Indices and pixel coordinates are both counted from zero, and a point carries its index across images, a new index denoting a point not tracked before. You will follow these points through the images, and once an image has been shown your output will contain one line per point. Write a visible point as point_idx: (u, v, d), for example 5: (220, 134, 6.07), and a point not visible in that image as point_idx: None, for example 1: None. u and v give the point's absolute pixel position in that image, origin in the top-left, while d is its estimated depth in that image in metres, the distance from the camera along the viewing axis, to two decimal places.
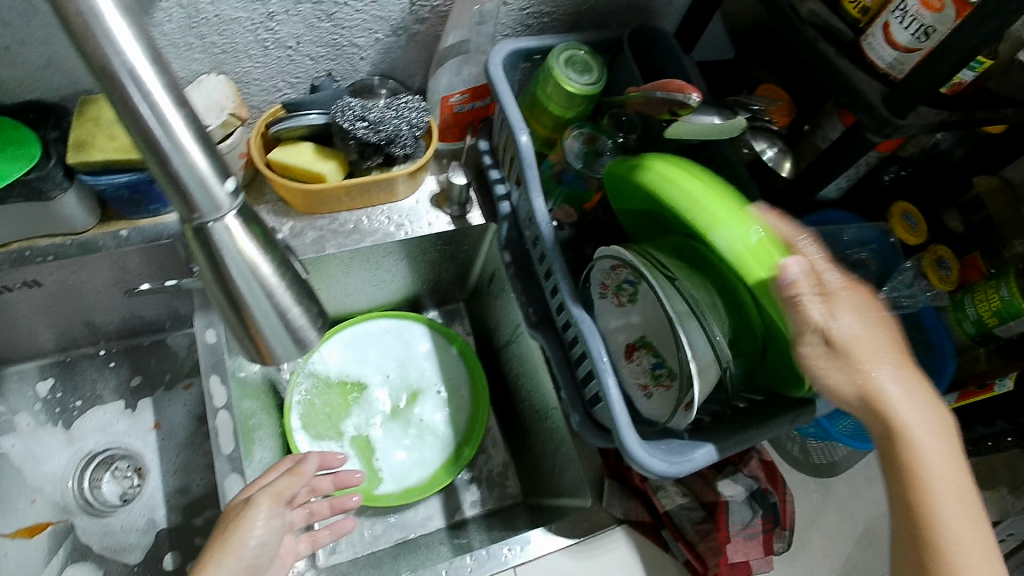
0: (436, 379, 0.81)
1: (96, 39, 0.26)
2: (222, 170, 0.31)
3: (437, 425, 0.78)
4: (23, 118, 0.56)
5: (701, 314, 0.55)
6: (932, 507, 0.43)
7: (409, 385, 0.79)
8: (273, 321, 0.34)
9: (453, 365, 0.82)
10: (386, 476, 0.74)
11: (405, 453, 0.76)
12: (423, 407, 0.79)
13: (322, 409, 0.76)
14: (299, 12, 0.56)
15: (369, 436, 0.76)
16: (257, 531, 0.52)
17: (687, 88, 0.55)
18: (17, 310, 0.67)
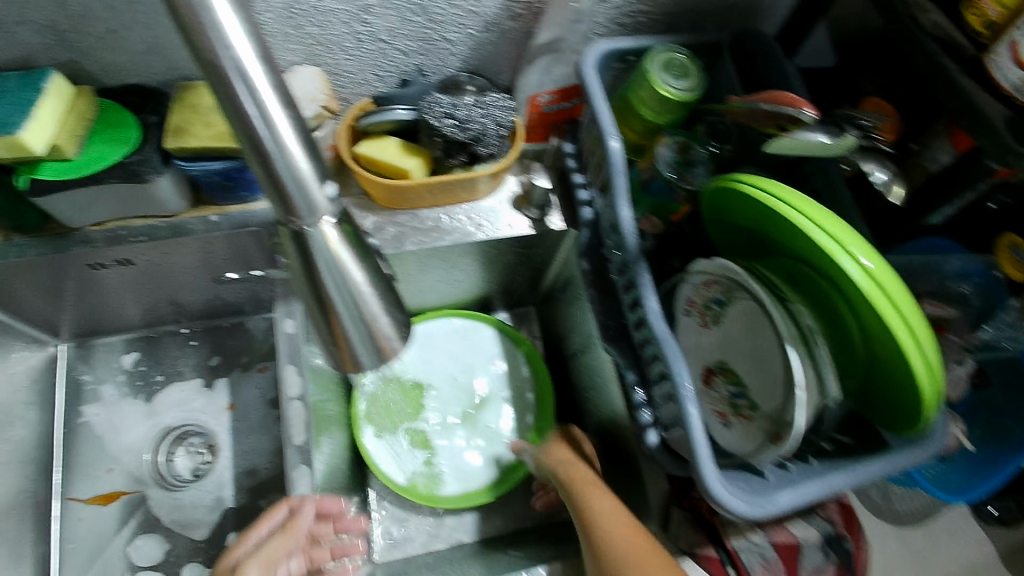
0: (503, 383, 0.79)
1: (205, 32, 0.26)
2: (322, 172, 0.30)
3: (501, 430, 0.77)
4: (125, 101, 0.58)
5: (812, 342, 0.52)
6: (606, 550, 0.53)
7: (475, 387, 0.78)
8: (361, 329, 0.34)
9: (520, 369, 0.80)
10: (450, 477, 0.74)
11: (468, 456, 0.75)
12: (489, 410, 0.77)
13: (389, 405, 0.76)
14: (393, 6, 0.55)
15: (433, 435, 0.75)
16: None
17: (799, 102, 0.51)
18: (110, 285, 0.69)
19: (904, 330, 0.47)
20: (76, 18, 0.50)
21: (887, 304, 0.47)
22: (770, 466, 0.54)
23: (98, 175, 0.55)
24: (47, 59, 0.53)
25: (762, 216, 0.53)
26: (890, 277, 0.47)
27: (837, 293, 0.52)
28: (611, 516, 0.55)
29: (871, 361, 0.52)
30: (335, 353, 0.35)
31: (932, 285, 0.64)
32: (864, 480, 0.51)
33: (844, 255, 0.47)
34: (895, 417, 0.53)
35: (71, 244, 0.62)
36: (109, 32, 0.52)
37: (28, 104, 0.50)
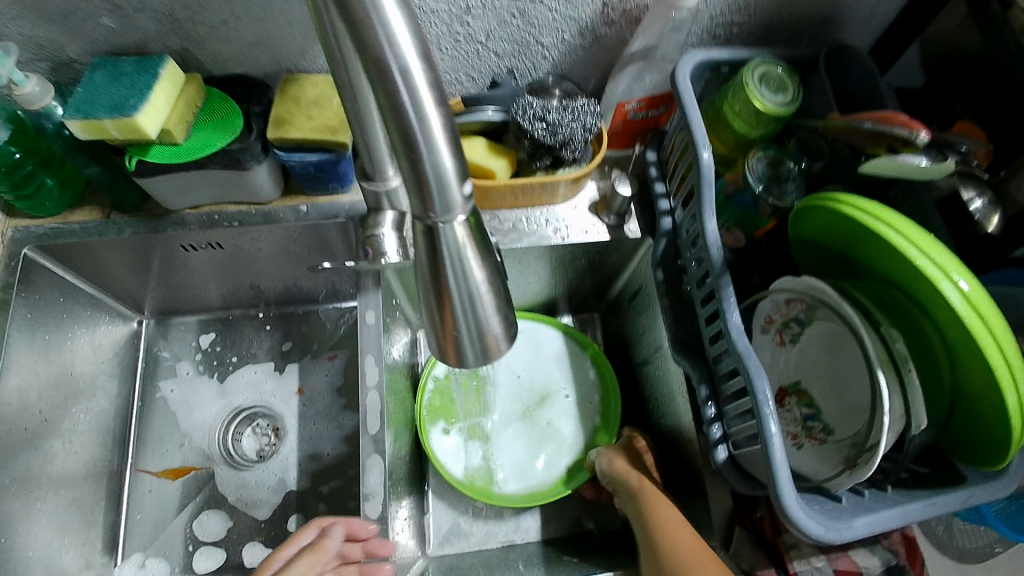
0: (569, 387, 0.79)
1: (361, 22, 0.26)
2: (462, 171, 0.30)
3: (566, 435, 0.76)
4: (230, 90, 0.60)
5: (903, 368, 0.50)
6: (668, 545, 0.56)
7: (542, 389, 0.79)
8: (474, 329, 0.33)
9: (589, 375, 0.80)
10: (509, 478, 0.74)
11: (531, 458, 0.75)
12: (556, 415, 0.77)
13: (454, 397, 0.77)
14: (495, 8, 0.56)
15: (498, 435, 0.76)
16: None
17: (914, 124, 0.50)
18: (196, 266, 0.72)
19: (1003, 363, 0.46)
20: (194, 8, 0.52)
21: (986, 335, 0.46)
22: (846, 491, 0.53)
23: (201, 161, 0.57)
24: (162, 46, 0.56)
25: (854, 235, 0.52)
26: (990, 305, 0.46)
27: (927, 319, 0.50)
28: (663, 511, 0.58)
29: (958, 393, 0.51)
30: (443, 346, 0.35)
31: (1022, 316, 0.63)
32: (941, 513, 0.50)
33: (946, 281, 0.46)
34: (971, 451, 0.52)
35: (166, 225, 0.64)
36: (223, 24, 0.54)
37: (145, 90, 0.52)
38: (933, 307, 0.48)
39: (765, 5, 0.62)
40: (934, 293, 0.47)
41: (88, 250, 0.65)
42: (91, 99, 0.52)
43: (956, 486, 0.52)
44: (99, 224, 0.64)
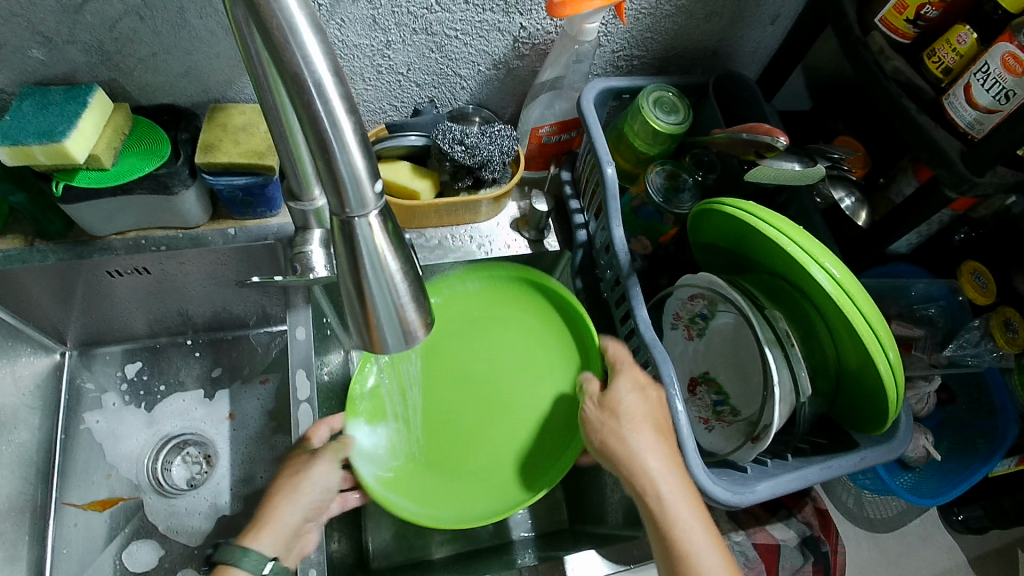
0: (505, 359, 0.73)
1: (282, 39, 0.30)
2: (374, 172, 0.34)
3: (526, 413, 0.71)
4: (158, 119, 0.62)
5: (787, 343, 0.57)
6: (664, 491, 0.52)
7: (492, 373, 0.72)
8: (390, 313, 0.36)
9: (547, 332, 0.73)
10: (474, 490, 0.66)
11: (490, 460, 0.69)
12: (507, 395, 0.72)
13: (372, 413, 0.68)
14: (413, 42, 0.61)
15: (439, 444, 0.69)
16: (305, 495, 0.59)
17: (774, 131, 0.57)
18: (121, 294, 0.72)
19: (870, 335, 0.53)
20: (122, 40, 0.55)
21: (855, 312, 0.52)
22: (750, 462, 0.58)
23: (129, 186, 0.59)
24: (90, 77, 0.58)
25: (742, 232, 0.59)
26: (855, 285, 0.53)
27: (808, 301, 0.57)
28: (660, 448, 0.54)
29: (843, 368, 0.58)
30: (364, 333, 0.37)
31: (902, 308, 0.76)
32: (835, 474, 0.56)
33: (815, 265, 0.53)
34: (863, 419, 0.59)
35: (92, 251, 0.65)
36: (151, 56, 0.57)
37: (73, 117, 0.54)
38: (812, 290, 0.55)
39: (658, 39, 0.70)
40: (808, 277, 0.54)
41: (8, 278, 0.65)
42: (18, 126, 0.53)
43: (850, 450, 0.58)
44: (21, 251, 0.64)
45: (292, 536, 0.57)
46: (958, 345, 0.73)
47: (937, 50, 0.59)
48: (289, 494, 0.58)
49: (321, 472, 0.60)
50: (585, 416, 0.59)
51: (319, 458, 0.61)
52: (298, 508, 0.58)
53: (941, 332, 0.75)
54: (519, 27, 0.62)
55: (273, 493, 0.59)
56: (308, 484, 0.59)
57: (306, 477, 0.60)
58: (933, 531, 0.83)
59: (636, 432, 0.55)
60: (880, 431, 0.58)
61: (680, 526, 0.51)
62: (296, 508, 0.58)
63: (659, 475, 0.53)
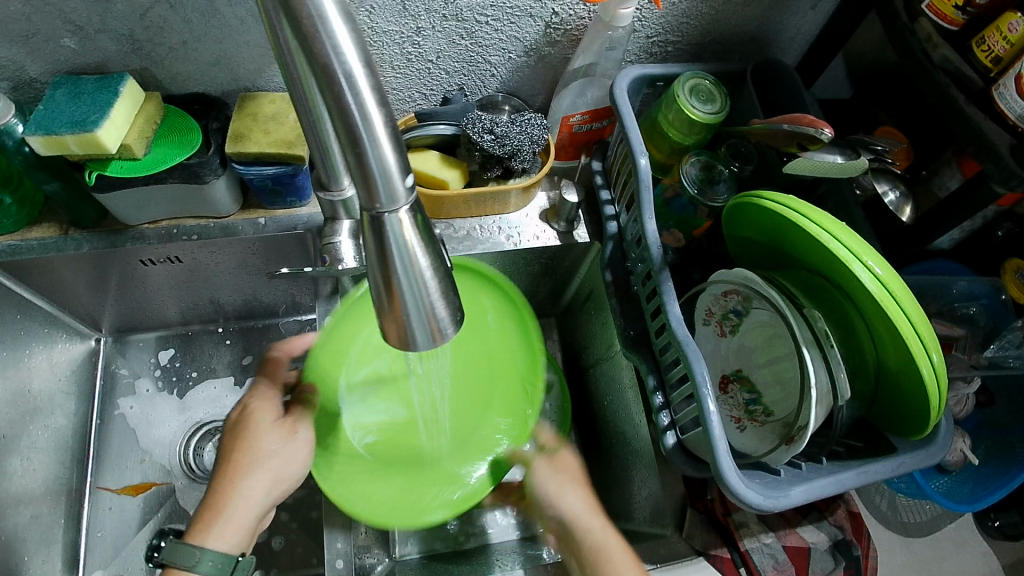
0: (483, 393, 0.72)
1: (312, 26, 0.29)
2: (405, 166, 0.33)
3: (478, 446, 0.68)
4: (189, 109, 0.62)
5: (826, 344, 0.55)
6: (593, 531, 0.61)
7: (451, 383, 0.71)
8: (419, 309, 0.35)
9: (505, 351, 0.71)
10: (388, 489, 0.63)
11: (428, 467, 0.66)
12: (458, 413, 0.70)
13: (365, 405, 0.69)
14: (444, 29, 0.60)
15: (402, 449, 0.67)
16: (279, 482, 0.59)
17: (818, 123, 0.55)
18: (154, 282, 0.73)
19: (914, 336, 0.51)
20: (153, 28, 0.55)
21: (899, 313, 0.50)
22: (784, 464, 0.57)
23: (161, 176, 0.59)
24: (123, 66, 0.58)
25: (780, 227, 0.57)
26: (900, 285, 0.51)
27: (848, 299, 0.55)
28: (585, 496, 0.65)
29: (883, 370, 0.56)
30: (391, 329, 0.37)
31: (943, 305, 0.74)
32: (872, 480, 0.55)
33: (857, 263, 0.51)
34: (903, 423, 0.57)
35: (125, 240, 0.65)
36: (181, 44, 0.57)
37: (106, 106, 0.54)
38: (852, 289, 0.53)
39: (695, 25, 0.68)
40: (850, 276, 0.52)
41: (46, 266, 0.66)
42: (53, 116, 0.53)
43: (888, 455, 0.57)
44: (57, 239, 0.64)
45: (257, 523, 0.57)
46: (999, 345, 0.71)
47: (987, 38, 0.56)
48: (254, 476, 0.57)
49: (298, 455, 0.61)
50: (533, 468, 0.67)
51: (295, 440, 0.61)
52: (269, 495, 0.58)
53: (983, 333, 0.73)
54: (551, 13, 0.61)
55: (236, 477, 0.57)
56: (280, 467, 0.59)
57: (280, 460, 0.59)
58: (969, 537, 0.80)
59: (565, 474, 0.66)
60: (920, 436, 0.56)
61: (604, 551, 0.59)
62: (267, 495, 0.58)
63: (580, 513, 0.63)
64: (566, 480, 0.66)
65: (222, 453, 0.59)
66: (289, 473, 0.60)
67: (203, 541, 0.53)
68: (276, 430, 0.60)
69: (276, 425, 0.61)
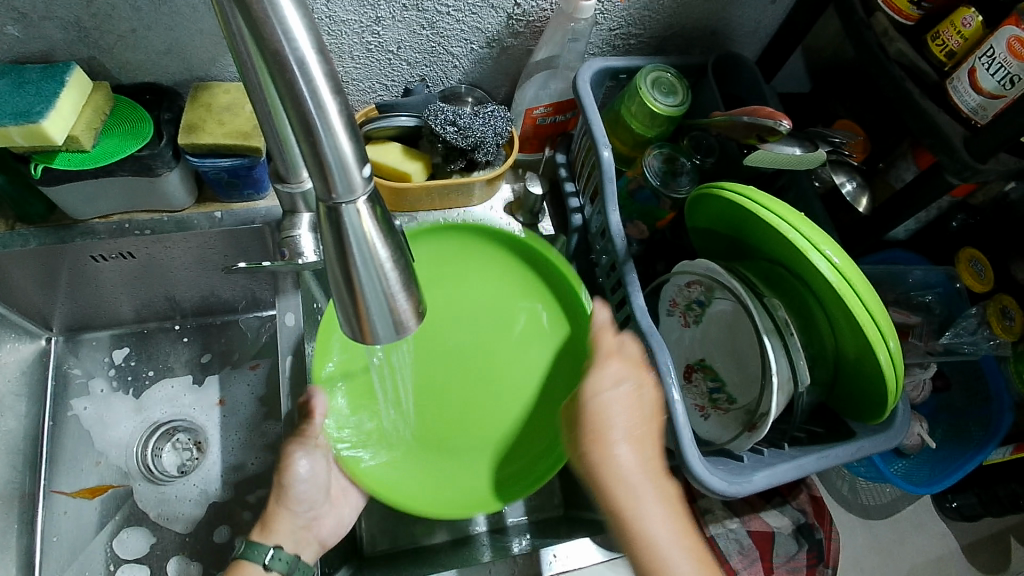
0: (497, 318, 0.69)
1: (258, 10, 0.28)
2: (361, 155, 0.32)
3: (520, 377, 0.67)
4: (139, 99, 0.60)
5: (786, 332, 0.56)
6: (639, 503, 0.49)
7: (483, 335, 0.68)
8: (380, 302, 0.35)
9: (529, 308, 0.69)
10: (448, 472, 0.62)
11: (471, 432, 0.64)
12: (498, 360, 0.67)
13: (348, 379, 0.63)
14: (404, 19, 0.59)
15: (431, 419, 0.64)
16: (295, 500, 0.59)
17: (777, 114, 0.56)
18: (106, 279, 0.71)
19: (871, 324, 0.52)
20: (100, 16, 0.53)
21: (856, 302, 0.51)
22: (746, 451, 0.58)
23: (111, 169, 0.57)
24: (68, 55, 0.56)
25: (741, 218, 0.57)
26: (857, 273, 0.52)
27: (807, 288, 0.56)
28: (634, 450, 0.52)
29: (841, 357, 0.57)
30: (353, 325, 0.36)
31: (899, 295, 0.75)
32: (831, 464, 0.56)
33: (815, 252, 0.52)
34: (861, 408, 0.58)
35: (74, 235, 0.63)
36: (130, 32, 0.55)
37: (51, 96, 0.52)
38: (811, 277, 0.54)
39: (657, 18, 0.68)
40: (809, 264, 0.53)
41: None
42: None
43: (847, 440, 0.58)
44: (1, 235, 0.62)
45: (307, 536, 0.59)
46: (954, 333, 0.73)
47: (942, 32, 0.57)
48: (285, 501, 0.59)
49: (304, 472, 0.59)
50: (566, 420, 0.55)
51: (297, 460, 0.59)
52: (293, 511, 0.59)
53: (938, 320, 0.75)
54: (514, 4, 0.60)
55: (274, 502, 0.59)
56: (296, 484, 0.59)
57: (293, 478, 0.59)
58: (927, 518, 0.83)
59: (621, 421, 0.52)
60: (878, 420, 0.57)
61: (648, 522, 0.49)
62: (295, 509, 0.59)
63: (637, 481, 0.50)
64: (612, 428, 0.52)
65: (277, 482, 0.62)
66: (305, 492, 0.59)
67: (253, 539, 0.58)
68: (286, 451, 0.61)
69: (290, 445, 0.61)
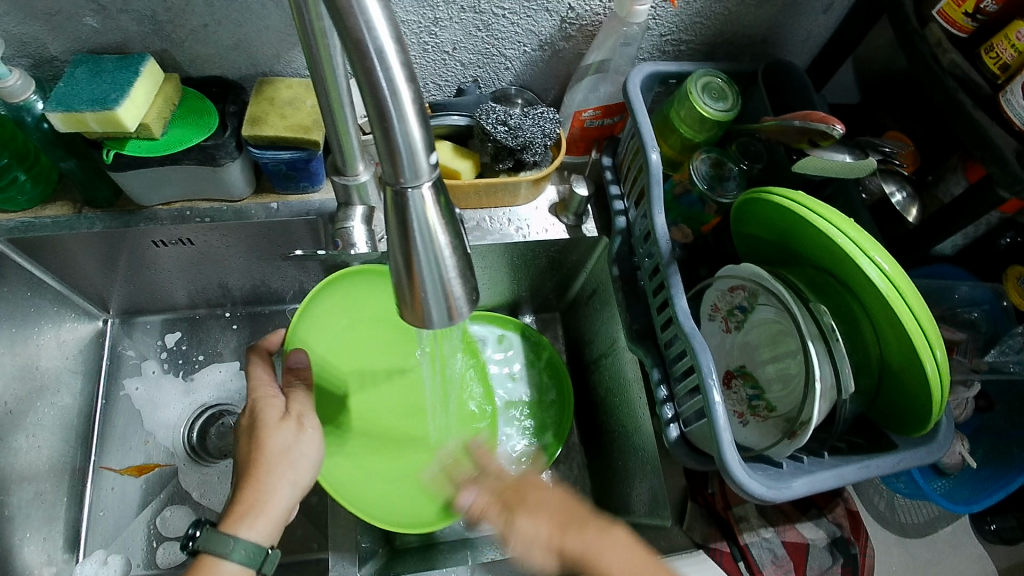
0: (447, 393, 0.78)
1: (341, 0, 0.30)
2: (429, 143, 0.34)
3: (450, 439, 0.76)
4: (206, 91, 0.63)
5: (832, 339, 0.56)
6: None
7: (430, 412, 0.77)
8: (437, 287, 0.36)
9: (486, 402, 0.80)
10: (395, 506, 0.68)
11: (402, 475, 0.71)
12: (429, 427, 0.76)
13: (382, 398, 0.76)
14: (461, 20, 0.61)
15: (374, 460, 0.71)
16: (302, 477, 0.58)
17: (830, 118, 0.56)
18: (164, 265, 0.74)
19: (918, 333, 0.51)
20: (175, 10, 0.55)
21: (905, 311, 0.51)
22: (786, 458, 0.57)
23: (177, 157, 0.59)
24: (142, 47, 0.59)
25: (789, 223, 0.57)
26: (906, 282, 0.52)
27: (854, 297, 0.56)
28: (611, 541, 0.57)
29: (886, 367, 0.56)
30: (410, 308, 0.37)
31: (945, 310, 0.74)
32: (872, 474, 0.55)
33: (865, 259, 0.52)
34: (904, 421, 0.57)
35: (138, 220, 0.66)
36: (202, 27, 0.57)
37: (125, 85, 0.54)
38: (858, 285, 0.54)
39: (709, 24, 0.69)
40: (856, 271, 0.53)
41: (59, 245, 0.66)
42: (73, 93, 0.54)
43: (887, 452, 0.57)
44: (70, 218, 0.65)
45: (286, 517, 0.57)
46: (1000, 351, 0.73)
47: (995, 45, 0.57)
48: (279, 475, 0.56)
49: (311, 445, 0.59)
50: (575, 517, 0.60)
51: (304, 432, 0.59)
52: (295, 490, 0.57)
53: (983, 338, 0.74)
54: (568, 8, 0.62)
55: (259, 478, 0.55)
56: (300, 460, 0.58)
57: (298, 454, 0.58)
58: (965, 540, 0.81)
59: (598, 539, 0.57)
60: (921, 433, 0.56)
61: None
62: (293, 490, 0.57)
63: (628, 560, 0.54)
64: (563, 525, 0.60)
65: (242, 455, 0.57)
66: (307, 463, 0.58)
67: (235, 532, 0.53)
68: (285, 424, 0.58)
69: (282, 420, 0.59)
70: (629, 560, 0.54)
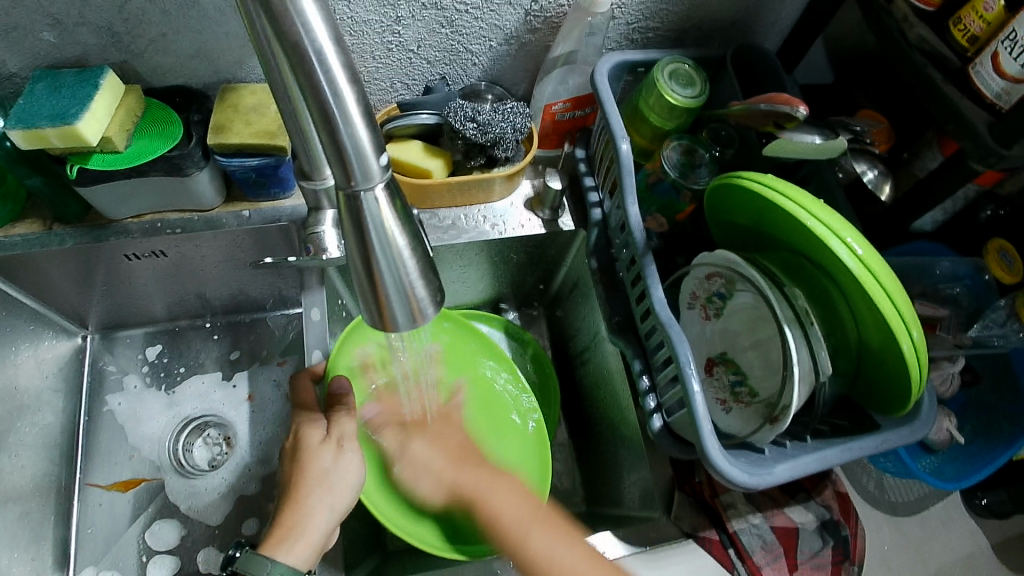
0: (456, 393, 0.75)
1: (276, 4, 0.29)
2: (379, 145, 0.33)
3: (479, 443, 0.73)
4: (170, 101, 0.62)
5: (807, 323, 0.56)
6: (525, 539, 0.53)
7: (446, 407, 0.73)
8: (398, 290, 0.36)
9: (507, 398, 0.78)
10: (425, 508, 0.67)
11: None
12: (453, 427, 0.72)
13: (360, 389, 0.70)
14: (424, 18, 0.60)
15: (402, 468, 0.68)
16: (338, 501, 0.58)
17: (794, 101, 0.56)
18: (139, 278, 0.73)
19: (893, 312, 0.51)
20: (132, 20, 0.55)
21: (878, 290, 0.51)
22: (769, 443, 0.57)
23: (143, 168, 0.59)
24: (101, 60, 0.58)
25: (761, 207, 0.57)
26: (879, 262, 0.52)
27: (830, 278, 0.56)
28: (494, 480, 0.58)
29: (865, 347, 0.56)
30: (373, 312, 0.37)
31: (925, 287, 0.74)
32: (856, 456, 0.55)
33: (836, 240, 0.52)
34: (886, 400, 0.57)
35: (109, 234, 0.65)
36: (161, 36, 0.57)
37: (85, 99, 0.54)
38: (832, 268, 0.54)
39: (675, 11, 0.68)
40: (829, 254, 0.53)
41: (30, 263, 0.66)
42: (32, 109, 0.53)
43: (871, 432, 0.57)
44: (39, 235, 0.64)
45: (324, 544, 0.57)
46: (982, 325, 0.71)
47: (963, 17, 0.57)
48: (318, 497, 0.57)
49: (351, 468, 0.60)
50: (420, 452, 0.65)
51: (343, 454, 0.61)
52: (331, 515, 0.57)
53: (966, 313, 0.73)
54: (531, 0, 0.61)
55: (299, 499, 0.57)
56: (338, 483, 0.59)
57: (337, 477, 0.59)
58: (957, 515, 0.81)
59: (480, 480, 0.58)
60: (904, 412, 0.56)
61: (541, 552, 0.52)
62: (332, 514, 0.58)
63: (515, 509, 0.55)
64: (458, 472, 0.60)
65: (286, 474, 0.60)
66: (346, 487, 0.59)
67: (273, 556, 0.54)
68: (325, 446, 0.60)
69: (324, 442, 0.61)
70: (527, 514, 0.55)
